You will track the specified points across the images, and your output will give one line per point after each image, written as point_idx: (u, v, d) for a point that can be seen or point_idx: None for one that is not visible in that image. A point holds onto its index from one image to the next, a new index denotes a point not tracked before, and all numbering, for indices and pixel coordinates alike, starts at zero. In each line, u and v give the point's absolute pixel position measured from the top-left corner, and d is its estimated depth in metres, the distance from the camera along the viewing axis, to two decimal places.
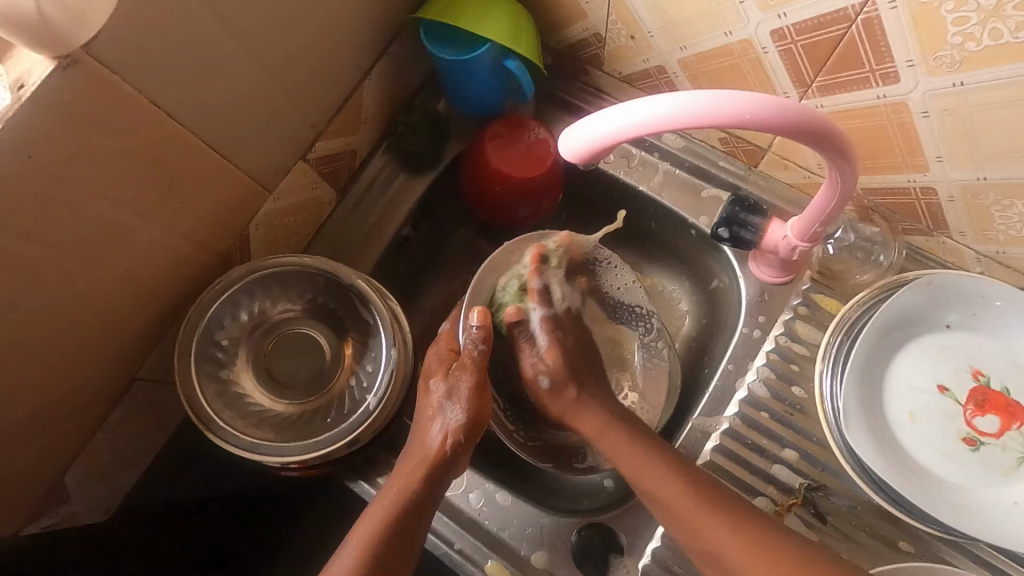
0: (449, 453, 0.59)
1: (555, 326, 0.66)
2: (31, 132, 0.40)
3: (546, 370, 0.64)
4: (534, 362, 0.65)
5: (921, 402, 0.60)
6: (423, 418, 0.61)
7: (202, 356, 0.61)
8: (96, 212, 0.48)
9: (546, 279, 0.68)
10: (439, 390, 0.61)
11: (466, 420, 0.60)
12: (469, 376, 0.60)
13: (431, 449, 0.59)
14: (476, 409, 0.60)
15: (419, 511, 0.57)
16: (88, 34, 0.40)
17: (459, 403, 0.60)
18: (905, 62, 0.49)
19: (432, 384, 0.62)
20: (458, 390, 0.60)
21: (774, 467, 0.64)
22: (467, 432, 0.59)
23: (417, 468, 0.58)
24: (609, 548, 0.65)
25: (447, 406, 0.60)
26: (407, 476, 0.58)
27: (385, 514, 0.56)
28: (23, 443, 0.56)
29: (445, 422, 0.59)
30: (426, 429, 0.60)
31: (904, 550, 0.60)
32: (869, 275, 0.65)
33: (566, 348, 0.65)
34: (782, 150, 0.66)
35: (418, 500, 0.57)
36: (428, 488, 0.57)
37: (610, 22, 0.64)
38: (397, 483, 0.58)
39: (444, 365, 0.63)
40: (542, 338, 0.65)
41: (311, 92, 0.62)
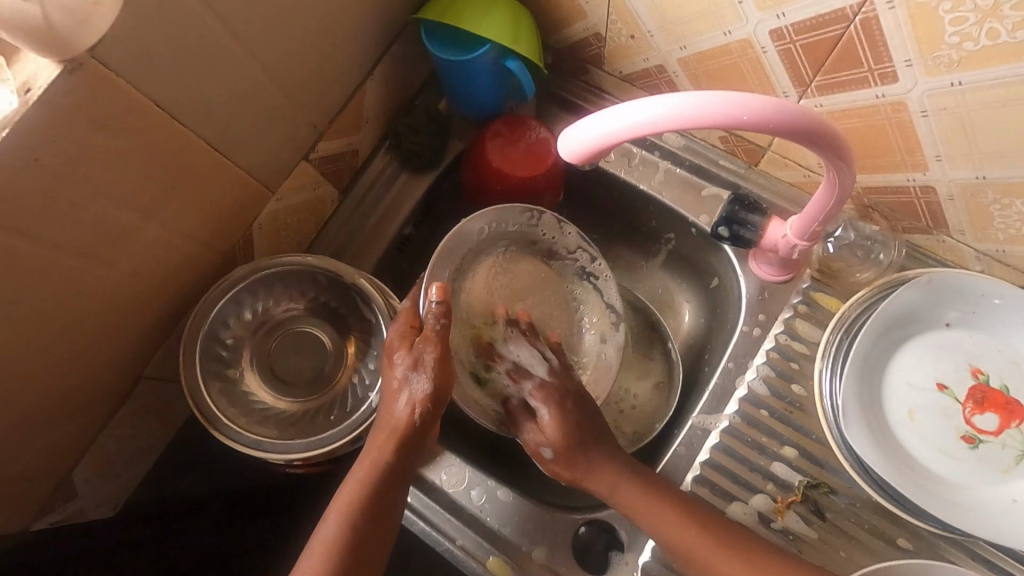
0: (417, 422, 0.57)
1: (550, 394, 0.62)
2: (38, 135, 0.41)
3: (546, 441, 0.61)
4: (534, 435, 0.62)
5: (919, 401, 0.60)
6: (388, 392, 0.58)
7: (206, 354, 0.61)
8: (102, 213, 0.49)
9: (511, 355, 0.67)
10: (403, 359, 0.58)
11: (433, 390, 0.57)
12: (435, 348, 0.58)
13: (398, 420, 0.57)
14: (443, 381, 0.58)
15: (392, 481, 0.56)
16: (93, 38, 0.40)
17: (426, 373, 0.58)
18: (904, 61, 0.49)
19: (394, 358, 0.58)
20: (423, 361, 0.57)
21: (774, 465, 0.64)
22: (434, 403, 0.58)
23: (387, 440, 0.57)
24: (609, 545, 0.65)
25: (413, 377, 0.57)
26: (376, 451, 0.56)
27: (356, 491, 0.55)
28: (32, 440, 0.57)
29: (413, 392, 0.57)
30: (392, 401, 0.58)
31: (903, 547, 0.60)
32: (869, 273, 0.65)
33: (566, 412, 0.61)
34: (782, 148, 0.66)
35: (393, 471, 0.56)
36: (398, 459, 0.56)
37: (610, 21, 0.64)
38: (367, 459, 0.56)
39: (405, 339, 0.59)
40: (540, 411, 0.62)
41: (312, 93, 0.62)
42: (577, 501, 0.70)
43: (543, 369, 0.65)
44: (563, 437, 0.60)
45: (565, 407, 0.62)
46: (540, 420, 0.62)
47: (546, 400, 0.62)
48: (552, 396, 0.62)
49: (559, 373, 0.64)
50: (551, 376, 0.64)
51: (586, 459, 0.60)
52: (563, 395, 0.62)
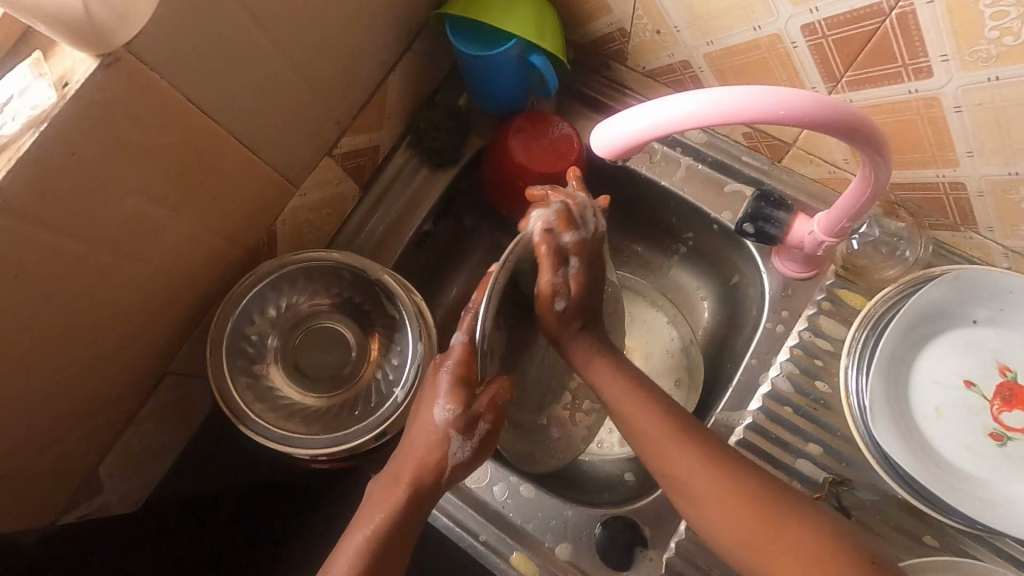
0: (442, 481, 0.52)
1: (587, 247, 0.56)
2: (75, 130, 0.41)
3: (566, 294, 0.56)
4: (557, 281, 0.54)
5: (946, 398, 0.60)
6: (417, 442, 0.52)
7: (233, 350, 0.62)
8: (133, 208, 0.49)
9: (575, 208, 0.57)
10: (458, 421, 0.50)
11: (469, 458, 0.52)
12: (493, 420, 0.51)
13: (425, 479, 0.51)
14: (483, 447, 0.53)
15: (402, 538, 0.52)
16: (131, 32, 0.40)
17: (470, 439, 0.51)
18: (939, 57, 0.48)
19: (439, 409, 0.50)
20: (476, 430, 0.51)
21: (798, 462, 0.64)
22: (464, 465, 0.52)
23: (403, 498, 0.52)
24: (633, 542, 0.65)
25: (455, 441, 0.51)
26: (390, 506, 0.51)
27: (362, 548, 0.51)
28: (59, 434, 0.57)
29: (448, 456, 0.51)
30: (420, 455, 0.52)
31: (929, 544, 0.60)
32: (895, 270, 0.65)
33: (589, 272, 0.57)
34: (807, 144, 0.66)
35: (407, 526, 0.52)
36: (412, 517, 0.52)
37: (635, 17, 0.64)
38: (379, 512, 0.52)
39: (460, 393, 0.50)
40: (575, 260, 0.56)
41: (337, 88, 0.62)
42: (599, 498, 0.70)
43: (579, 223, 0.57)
44: (582, 294, 0.57)
45: (591, 264, 0.58)
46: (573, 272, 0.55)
47: (581, 254, 0.56)
48: (586, 253, 0.56)
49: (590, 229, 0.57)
50: (590, 233, 0.57)
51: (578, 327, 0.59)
52: (591, 256, 0.58)
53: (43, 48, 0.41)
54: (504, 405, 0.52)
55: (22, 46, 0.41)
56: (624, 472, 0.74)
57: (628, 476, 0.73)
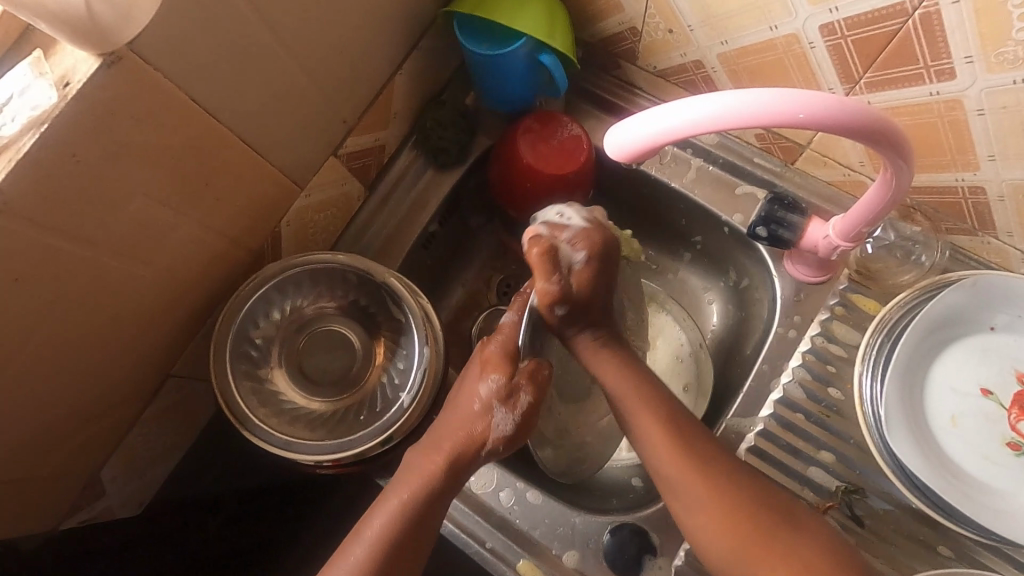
0: (482, 455, 0.57)
1: (588, 240, 0.58)
2: (77, 130, 0.40)
3: (568, 296, 0.58)
4: (550, 286, 0.57)
5: (962, 406, 0.59)
6: (465, 410, 0.58)
7: (237, 353, 0.61)
8: (137, 209, 0.48)
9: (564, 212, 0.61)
10: (498, 392, 0.56)
11: (511, 432, 0.57)
12: (534, 394, 0.57)
13: (466, 442, 0.56)
14: (523, 425, 0.58)
15: (436, 505, 0.55)
16: (135, 30, 0.39)
17: (512, 412, 0.57)
18: (963, 58, 0.47)
19: (486, 378, 0.57)
20: (516, 402, 0.57)
21: (810, 470, 0.63)
22: (507, 442, 0.58)
23: (441, 465, 0.56)
24: (642, 550, 0.64)
25: (498, 411, 0.57)
26: (428, 473, 0.55)
27: (396, 511, 0.54)
28: (62, 439, 0.57)
29: (492, 428, 0.57)
30: (466, 422, 0.57)
31: (944, 554, 0.58)
32: (910, 276, 0.64)
33: (600, 263, 0.59)
34: (821, 146, 0.64)
35: (438, 496, 0.55)
36: (452, 482, 0.56)
37: (648, 16, 0.62)
38: (416, 479, 0.55)
39: (503, 363, 0.57)
40: (577, 254, 0.58)
41: (344, 87, 0.61)
42: (608, 504, 0.70)
43: (581, 221, 0.60)
44: (584, 292, 0.59)
45: (603, 256, 0.59)
46: (576, 266, 0.58)
47: (588, 245, 0.58)
48: (598, 247, 0.58)
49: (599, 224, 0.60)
50: (591, 224, 0.60)
51: (586, 326, 0.60)
52: (604, 246, 0.59)
53: (44, 46, 0.40)
54: (543, 380, 0.57)
55: (23, 45, 0.40)
56: (632, 477, 0.74)
57: (636, 481, 0.73)
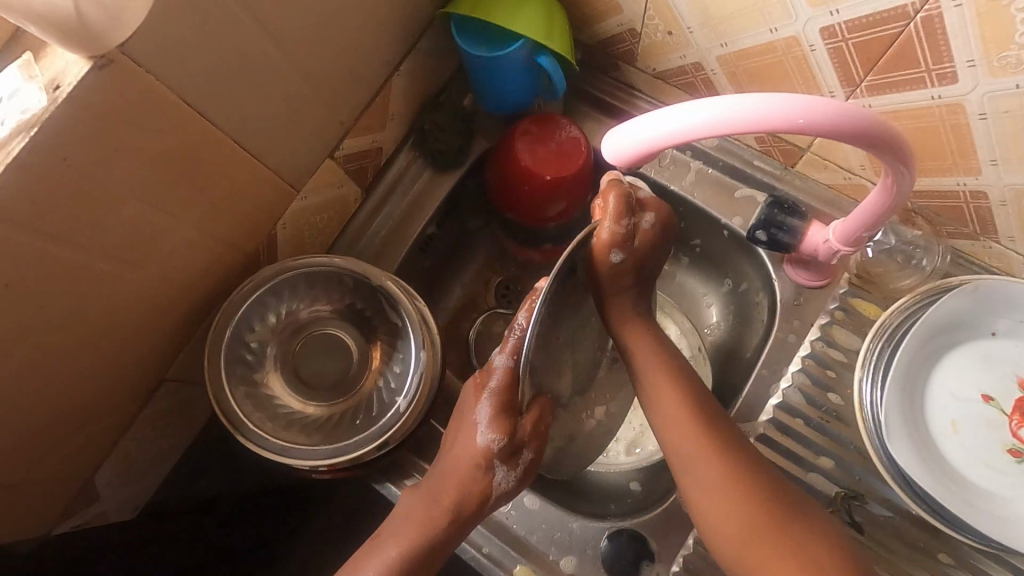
0: (480, 510, 0.57)
1: (659, 206, 0.61)
2: (67, 133, 0.39)
3: (631, 248, 0.59)
4: (618, 230, 0.57)
5: (963, 412, 0.58)
6: (467, 461, 0.56)
7: (231, 357, 0.60)
8: (129, 213, 0.47)
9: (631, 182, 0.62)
10: (500, 451, 0.54)
11: (512, 487, 0.57)
12: (535, 449, 0.55)
13: (467, 499, 0.56)
14: (523, 478, 0.57)
15: (436, 555, 0.56)
16: (125, 33, 0.38)
17: (512, 469, 0.56)
18: (966, 62, 0.46)
19: (484, 437, 0.54)
20: (518, 458, 0.56)
21: (810, 476, 0.62)
22: (507, 493, 0.57)
23: (439, 520, 0.56)
24: (639, 555, 0.63)
25: (499, 469, 0.56)
26: (427, 526, 0.55)
27: (390, 565, 0.54)
28: (54, 444, 0.56)
29: (494, 484, 0.56)
30: (466, 481, 0.56)
31: (944, 562, 0.58)
32: (911, 280, 0.63)
33: (659, 229, 0.61)
34: (822, 150, 0.64)
35: (436, 547, 0.55)
36: (452, 534, 0.56)
37: (647, 17, 0.62)
38: (415, 532, 0.55)
39: (503, 421, 0.54)
40: (646, 214, 0.60)
41: (340, 88, 0.60)
42: (605, 508, 0.69)
43: (646, 191, 0.63)
44: (642, 250, 0.60)
45: (664, 228, 0.62)
46: (642, 223, 0.59)
47: (655, 210, 0.61)
48: (664, 211, 0.62)
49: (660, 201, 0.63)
50: (655, 198, 0.62)
51: (633, 284, 0.61)
52: (664, 220, 0.62)
53: (34, 49, 0.39)
54: (543, 432, 0.54)
55: (13, 47, 0.40)
56: (631, 481, 0.74)
57: (634, 485, 0.73)
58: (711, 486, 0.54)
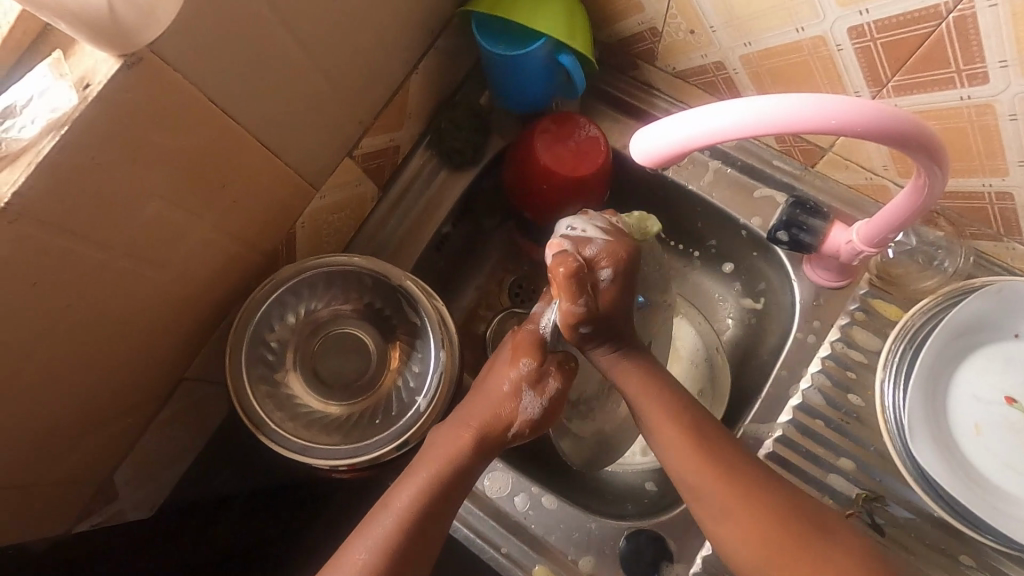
0: (505, 437, 0.55)
1: (614, 256, 0.55)
2: (97, 132, 0.39)
3: (590, 313, 0.54)
4: (577, 309, 0.53)
5: (986, 414, 0.58)
6: (495, 395, 0.56)
7: (253, 357, 0.60)
8: (154, 212, 0.47)
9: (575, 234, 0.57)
10: (529, 375, 0.55)
11: (535, 419, 0.55)
12: (563, 382, 0.55)
13: (495, 428, 0.55)
14: (551, 410, 0.56)
15: (464, 481, 0.54)
16: (156, 31, 0.38)
17: (540, 396, 0.55)
18: (997, 62, 0.46)
19: (517, 363, 0.55)
20: (545, 388, 0.55)
21: (831, 477, 0.62)
22: (531, 429, 0.56)
23: (464, 447, 0.54)
24: (658, 555, 0.63)
25: (527, 394, 0.55)
26: (455, 446, 0.54)
27: (423, 487, 0.53)
28: (75, 443, 0.56)
29: (521, 410, 0.55)
30: (495, 404, 0.55)
31: (966, 564, 0.57)
32: (933, 282, 0.63)
33: (624, 280, 0.56)
34: (844, 149, 0.63)
35: (465, 471, 0.54)
36: (479, 458, 0.54)
37: (669, 16, 0.61)
38: (443, 454, 0.54)
39: (535, 347, 0.56)
40: (604, 270, 0.55)
41: (361, 87, 0.60)
42: (622, 509, 0.69)
43: (598, 235, 0.57)
44: (609, 310, 0.55)
45: (628, 269, 0.56)
46: (601, 283, 0.54)
47: (612, 261, 0.55)
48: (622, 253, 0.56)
49: (617, 235, 0.57)
50: (612, 238, 0.57)
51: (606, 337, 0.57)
52: (624, 262, 0.56)
53: (63, 47, 0.39)
54: (571, 371, 0.56)
55: (40, 45, 0.39)
56: (645, 481, 0.73)
57: (649, 485, 0.72)
58: None
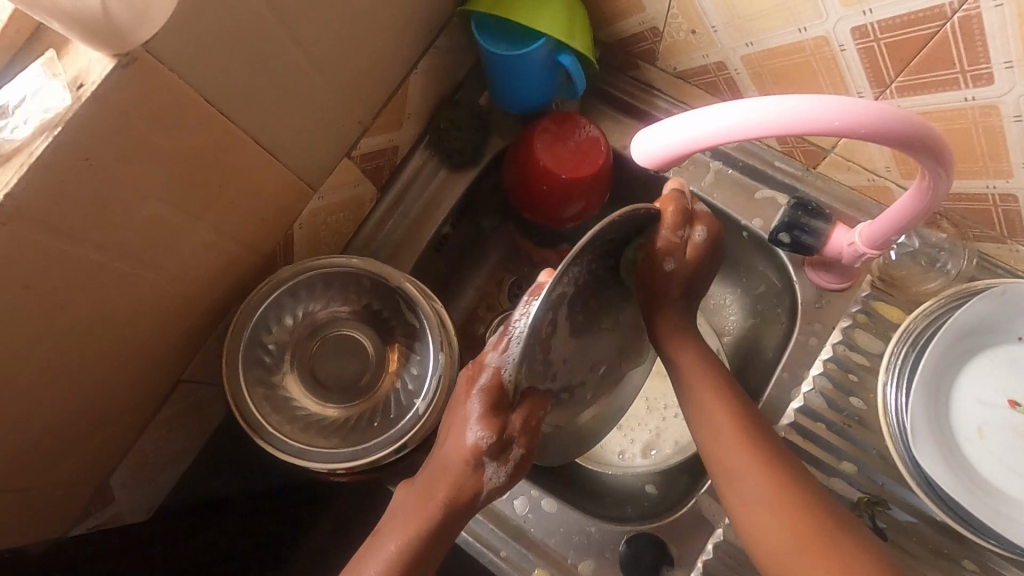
0: (472, 506, 0.52)
1: (710, 220, 0.57)
2: (90, 133, 0.38)
3: (678, 257, 0.55)
4: (674, 239, 0.55)
5: (990, 418, 0.57)
6: (455, 465, 0.51)
7: (249, 359, 0.60)
8: (149, 213, 0.46)
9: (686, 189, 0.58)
10: (489, 448, 0.50)
11: (504, 482, 0.52)
12: (527, 446, 0.50)
13: (460, 501, 0.51)
14: (517, 471, 0.52)
15: (436, 549, 0.51)
16: (150, 31, 0.38)
17: (504, 463, 0.51)
18: (1002, 63, 0.46)
19: (472, 434, 0.49)
20: (509, 454, 0.51)
21: (832, 481, 0.61)
22: (502, 488, 0.53)
23: (434, 518, 0.51)
24: (658, 560, 0.63)
25: (488, 464, 0.51)
26: (422, 518, 0.51)
27: (392, 563, 0.50)
28: (70, 446, 0.56)
29: (485, 480, 0.51)
30: (455, 479, 0.51)
31: (969, 569, 0.57)
32: (936, 283, 0.63)
33: (711, 244, 0.57)
34: (846, 151, 0.63)
35: (435, 542, 0.51)
36: (449, 528, 0.52)
37: (670, 15, 0.61)
38: (410, 527, 0.51)
39: (491, 417, 0.49)
40: (698, 229, 0.56)
41: (359, 87, 0.59)
42: (623, 512, 0.69)
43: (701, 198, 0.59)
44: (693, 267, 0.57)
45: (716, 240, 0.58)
46: (695, 236, 0.56)
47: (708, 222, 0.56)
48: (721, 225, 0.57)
49: None
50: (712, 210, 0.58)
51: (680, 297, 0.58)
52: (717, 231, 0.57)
53: (57, 46, 0.38)
54: (534, 431, 0.49)
55: (34, 45, 0.39)
56: (646, 484, 0.73)
57: (650, 488, 0.72)
58: (736, 490, 0.54)
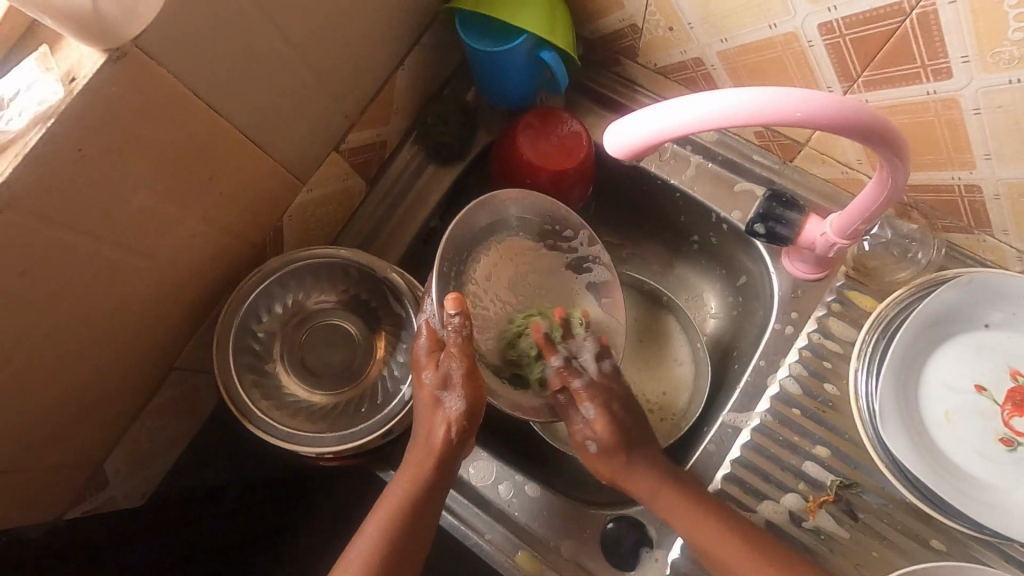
0: (452, 448, 0.58)
1: (597, 393, 0.64)
2: (82, 124, 0.40)
3: (595, 438, 0.63)
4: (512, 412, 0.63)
5: (957, 402, 0.59)
6: (425, 414, 0.59)
7: (239, 346, 0.61)
8: (140, 204, 0.48)
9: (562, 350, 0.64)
10: (435, 383, 0.58)
11: (466, 408, 0.57)
12: (459, 364, 0.56)
13: (434, 441, 0.58)
14: (475, 398, 0.58)
15: (432, 500, 0.57)
16: (139, 26, 0.39)
17: (456, 391, 0.58)
18: (961, 57, 0.48)
19: (422, 376, 0.59)
20: (454, 382, 0.57)
21: (805, 464, 0.63)
22: (468, 420, 0.58)
23: (427, 466, 0.58)
24: (639, 541, 0.65)
25: (445, 397, 0.58)
26: (415, 472, 0.58)
27: (393, 513, 0.56)
28: (67, 431, 0.58)
29: (446, 414, 0.58)
30: (428, 423, 0.58)
31: (936, 548, 0.59)
32: (906, 273, 0.64)
33: (609, 414, 0.63)
34: (820, 144, 0.64)
35: (431, 490, 0.57)
36: (436, 476, 0.58)
37: (648, 13, 0.62)
38: (407, 479, 0.58)
39: (433, 355, 0.59)
40: (587, 407, 0.63)
41: (346, 82, 0.61)
42: (604, 497, 0.70)
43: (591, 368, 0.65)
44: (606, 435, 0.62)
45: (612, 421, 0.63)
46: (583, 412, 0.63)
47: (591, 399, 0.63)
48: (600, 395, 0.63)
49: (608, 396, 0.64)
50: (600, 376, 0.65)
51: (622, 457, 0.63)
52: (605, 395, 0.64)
53: (49, 41, 0.40)
54: (462, 345, 0.56)
55: (28, 39, 0.41)
56: None
57: None
58: None
